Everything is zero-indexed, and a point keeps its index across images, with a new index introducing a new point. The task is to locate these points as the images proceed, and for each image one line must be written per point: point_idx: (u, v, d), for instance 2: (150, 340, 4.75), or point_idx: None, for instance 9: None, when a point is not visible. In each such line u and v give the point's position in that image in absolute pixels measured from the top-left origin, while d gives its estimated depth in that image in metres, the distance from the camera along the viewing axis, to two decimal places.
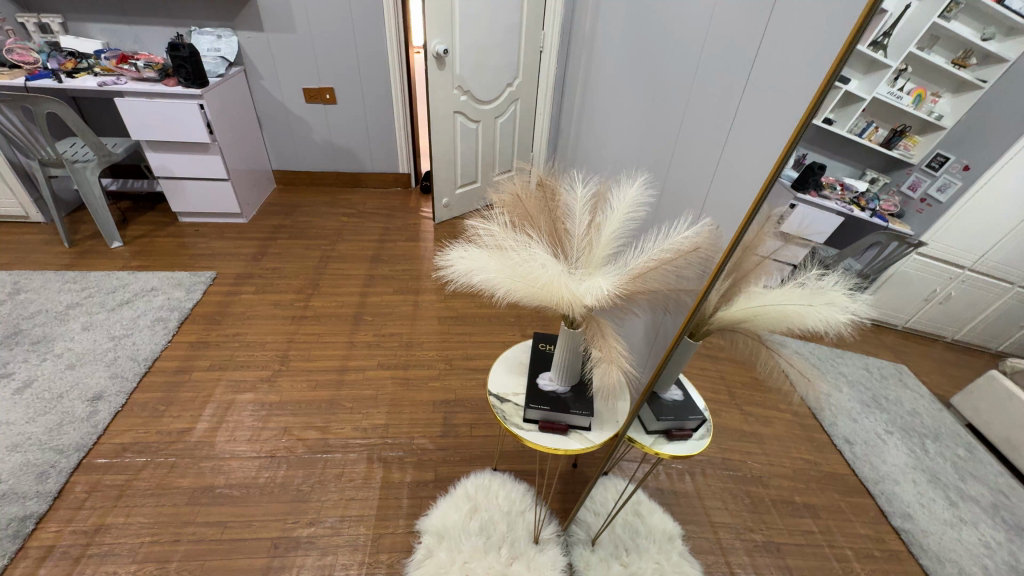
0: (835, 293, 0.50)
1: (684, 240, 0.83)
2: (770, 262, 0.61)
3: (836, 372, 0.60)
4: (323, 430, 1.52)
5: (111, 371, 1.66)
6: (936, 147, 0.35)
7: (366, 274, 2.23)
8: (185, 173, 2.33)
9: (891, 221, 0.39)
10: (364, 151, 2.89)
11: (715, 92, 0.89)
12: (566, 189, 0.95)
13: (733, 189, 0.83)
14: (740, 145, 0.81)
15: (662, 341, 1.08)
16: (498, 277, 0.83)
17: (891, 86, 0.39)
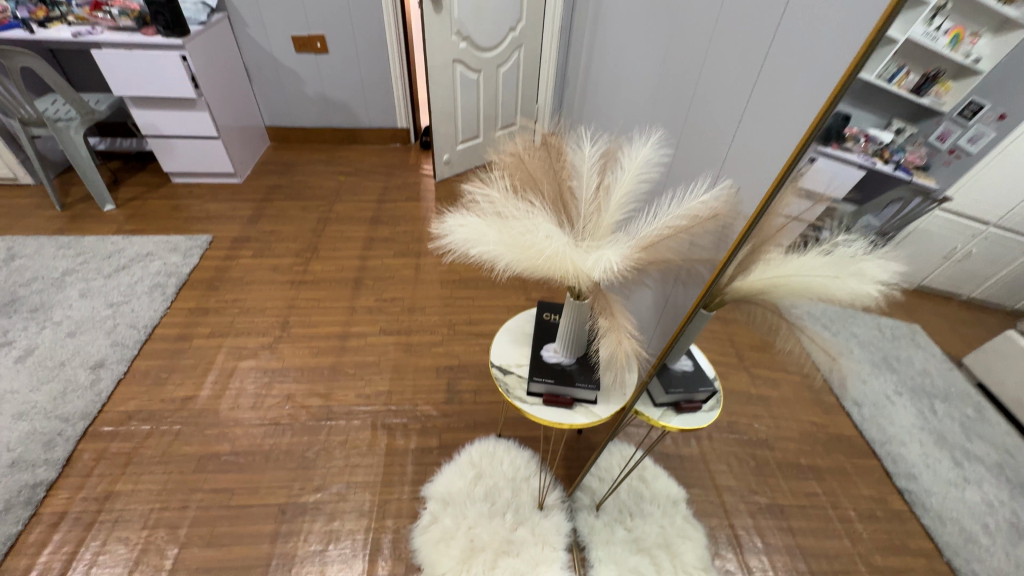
0: (858, 259, 0.45)
1: (703, 205, 0.76)
2: (791, 227, 0.55)
3: (848, 335, 0.54)
4: (326, 397, 1.51)
5: (111, 338, 1.64)
6: (973, 94, 0.31)
7: (366, 236, 2.17)
8: (172, 131, 2.23)
9: (916, 174, 0.36)
10: (360, 104, 2.75)
11: (741, 34, 0.78)
12: (572, 147, 0.86)
13: (756, 148, 0.75)
14: (768, 94, 0.72)
15: (674, 310, 1.02)
16: (498, 248, 0.77)
17: (926, 25, 0.34)
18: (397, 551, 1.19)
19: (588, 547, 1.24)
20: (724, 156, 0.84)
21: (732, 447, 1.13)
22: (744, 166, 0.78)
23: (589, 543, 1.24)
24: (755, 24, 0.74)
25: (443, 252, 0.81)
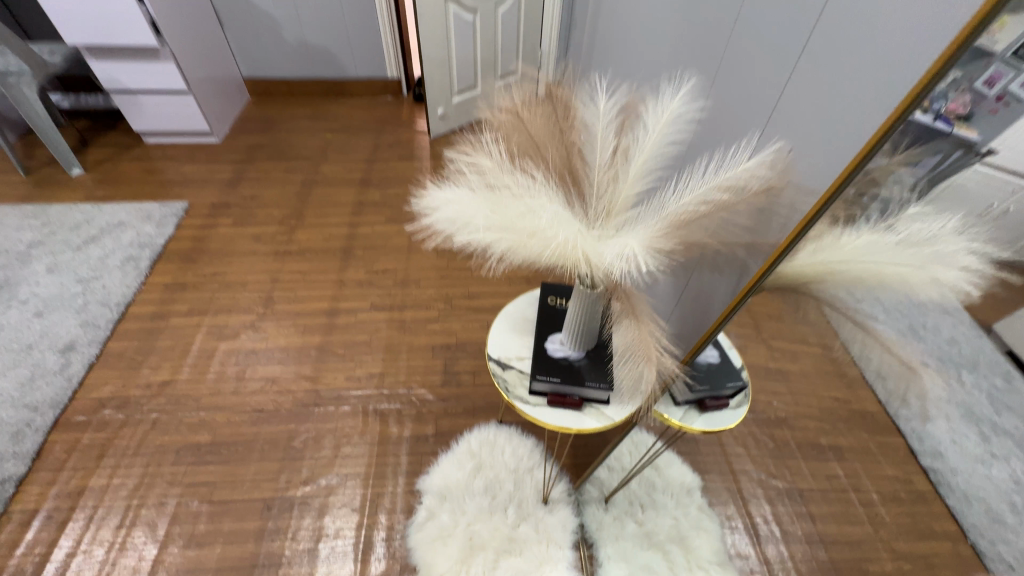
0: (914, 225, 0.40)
1: (748, 172, 0.59)
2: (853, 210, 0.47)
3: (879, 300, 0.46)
4: (314, 380, 1.40)
5: (82, 318, 1.52)
6: None
7: (355, 200, 2.00)
8: (137, 85, 2.02)
9: (957, 125, 0.34)
10: (345, 52, 2.49)
11: None
12: (582, 103, 0.69)
13: (819, 98, 0.57)
14: (840, 23, 0.53)
15: (709, 300, 0.87)
16: (489, 232, 0.62)
17: None
18: (390, 549, 1.11)
19: (596, 544, 1.15)
20: (775, 103, 0.66)
21: (755, 442, 1.02)
22: (803, 115, 0.60)
23: (598, 540, 1.15)
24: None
25: (421, 236, 0.66)
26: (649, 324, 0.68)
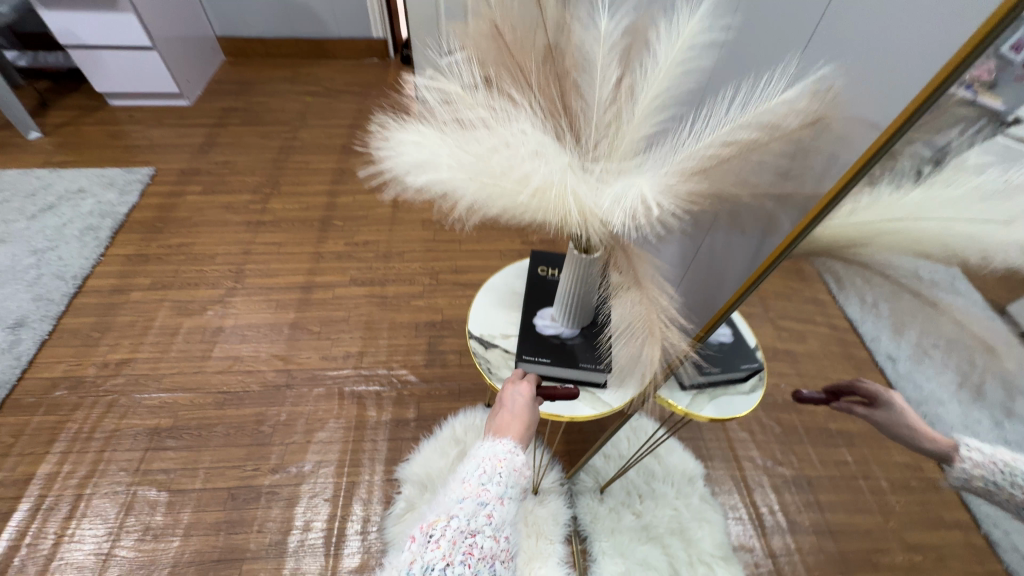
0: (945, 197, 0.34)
1: (794, 105, 0.46)
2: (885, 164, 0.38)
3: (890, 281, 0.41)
4: (286, 359, 1.29)
5: (35, 292, 1.40)
6: None
7: (336, 168, 1.86)
8: (95, 40, 1.84)
9: (980, 93, 0.31)
10: (326, 9, 2.32)
11: None
12: (579, 26, 0.56)
13: (888, 32, 0.44)
14: None
15: (738, 257, 0.72)
16: (458, 176, 0.51)
17: None
18: (365, 542, 1.02)
19: (590, 538, 1.06)
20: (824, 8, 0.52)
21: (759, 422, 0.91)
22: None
23: (592, 533, 1.06)
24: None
25: (376, 185, 0.55)
26: (655, 292, 0.57)
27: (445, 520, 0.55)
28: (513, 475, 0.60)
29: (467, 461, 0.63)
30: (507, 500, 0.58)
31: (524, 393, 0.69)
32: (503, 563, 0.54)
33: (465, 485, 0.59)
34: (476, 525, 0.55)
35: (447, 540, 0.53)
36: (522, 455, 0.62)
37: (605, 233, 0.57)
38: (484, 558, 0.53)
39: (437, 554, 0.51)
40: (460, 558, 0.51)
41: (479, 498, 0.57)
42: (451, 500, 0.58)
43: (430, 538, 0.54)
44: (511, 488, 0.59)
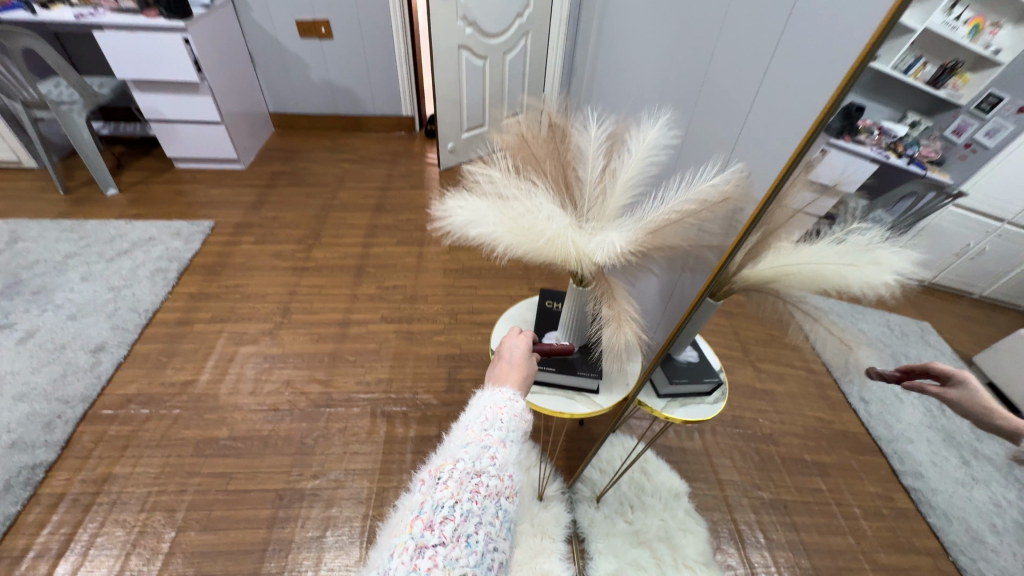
0: (879, 251, 0.48)
1: (713, 189, 0.72)
2: (803, 215, 0.56)
3: (856, 329, 0.56)
4: (326, 383, 1.50)
5: (113, 322, 1.64)
6: (989, 87, 0.34)
7: (369, 223, 2.15)
8: (174, 115, 2.19)
9: (931, 168, 0.40)
10: (364, 90, 2.73)
11: (756, 27, 0.75)
12: (578, 130, 0.83)
13: (773, 150, 0.71)
14: (780, 93, 0.70)
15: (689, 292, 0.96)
16: (497, 228, 0.76)
17: (944, 15, 0.36)
18: None
19: (587, 538, 1.23)
20: (740, 133, 0.80)
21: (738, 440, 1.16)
22: (773, 126, 0.71)
23: (589, 535, 1.23)
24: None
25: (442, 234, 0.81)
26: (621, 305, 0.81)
27: (451, 462, 0.51)
28: (513, 421, 0.59)
29: (467, 412, 0.61)
30: (510, 443, 0.56)
31: (521, 347, 0.77)
32: (509, 501, 0.51)
33: (468, 431, 0.56)
34: (481, 465, 0.52)
35: (455, 481, 0.49)
36: (521, 405, 0.63)
37: (594, 268, 0.81)
38: (492, 496, 0.49)
39: (446, 493, 0.48)
40: (468, 496, 0.48)
41: (483, 442, 0.55)
42: (454, 446, 0.55)
43: (436, 481, 0.50)
44: (513, 434, 0.58)
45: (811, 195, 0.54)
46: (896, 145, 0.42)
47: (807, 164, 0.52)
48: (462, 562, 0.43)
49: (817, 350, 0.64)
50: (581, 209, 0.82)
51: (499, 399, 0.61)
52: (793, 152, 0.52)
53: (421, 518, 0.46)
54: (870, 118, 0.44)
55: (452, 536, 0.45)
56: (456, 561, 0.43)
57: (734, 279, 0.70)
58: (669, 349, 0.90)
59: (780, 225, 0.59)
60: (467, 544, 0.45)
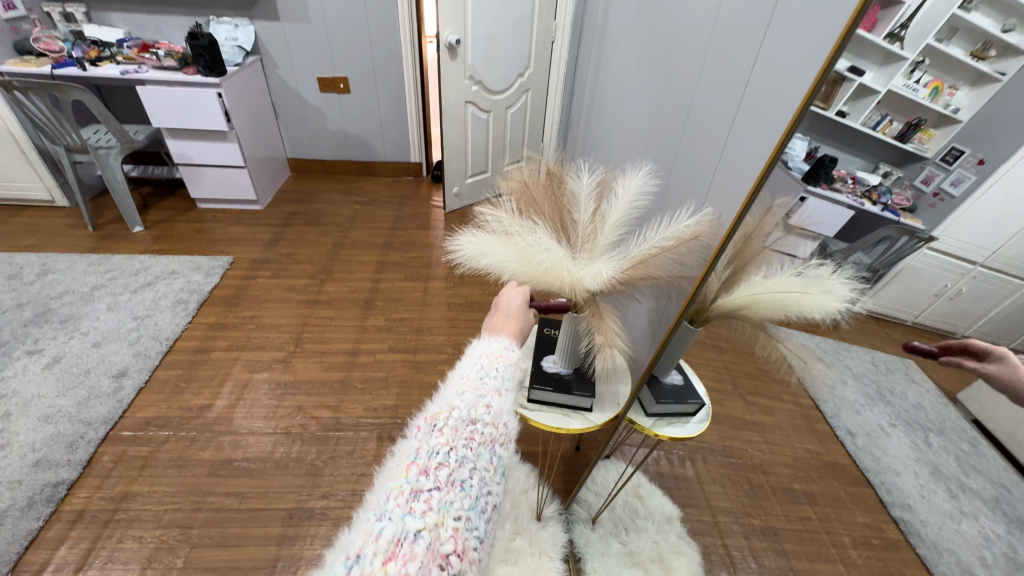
0: (832, 282, 0.52)
1: (686, 228, 0.85)
2: (769, 252, 0.61)
3: (842, 365, 0.61)
4: (336, 409, 1.58)
5: (135, 349, 1.74)
6: (953, 141, 0.38)
7: (378, 260, 2.29)
8: (201, 159, 2.37)
9: (903, 216, 0.42)
10: (376, 139, 2.94)
11: (719, 98, 0.91)
12: (572, 178, 0.97)
13: (733, 199, 0.85)
14: (736, 152, 0.84)
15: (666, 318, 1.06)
16: (503, 260, 0.88)
17: (906, 78, 0.39)
18: None
19: (583, 558, 1.28)
20: (709, 184, 0.94)
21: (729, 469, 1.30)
22: (731, 179, 0.86)
23: (585, 554, 1.29)
24: (739, 57, 0.84)
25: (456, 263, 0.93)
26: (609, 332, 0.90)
27: (446, 409, 0.43)
28: (509, 369, 0.51)
29: (460, 362, 0.52)
30: (507, 393, 0.48)
31: (517, 302, 0.86)
32: (509, 450, 0.43)
33: (461, 379, 0.48)
34: (476, 413, 0.43)
35: (449, 427, 0.41)
36: (518, 354, 0.55)
37: (587, 295, 0.93)
38: (488, 444, 0.41)
39: (441, 437, 0.39)
40: (465, 442, 0.40)
41: (478, 390, 0.46)
42: (447, 393, 0.46)
43: (431, 426, 0.41)
44: (509, 383, 0.50)
45: (780, 229, 0.57)
46: (871, 194, 0.44)
47: (765, 206, 0.58)
48: (458, 506, 0.35)
49: (797, 373, 0.69)
50: (575, 244, 0.95)
51: (495, 349, 0.53)
52: (748, 196, 0.59)
53: (415, 463, 0.38)
54: (844, 168, 0.47)
55: (447, 481, 0.37)
56: (452, 504, 0.35)
57: (711, 306, 0.80)
58: (653, 371, 1.00)
59: (749, 259, 0.65)
60: (464, 488, 0.37)
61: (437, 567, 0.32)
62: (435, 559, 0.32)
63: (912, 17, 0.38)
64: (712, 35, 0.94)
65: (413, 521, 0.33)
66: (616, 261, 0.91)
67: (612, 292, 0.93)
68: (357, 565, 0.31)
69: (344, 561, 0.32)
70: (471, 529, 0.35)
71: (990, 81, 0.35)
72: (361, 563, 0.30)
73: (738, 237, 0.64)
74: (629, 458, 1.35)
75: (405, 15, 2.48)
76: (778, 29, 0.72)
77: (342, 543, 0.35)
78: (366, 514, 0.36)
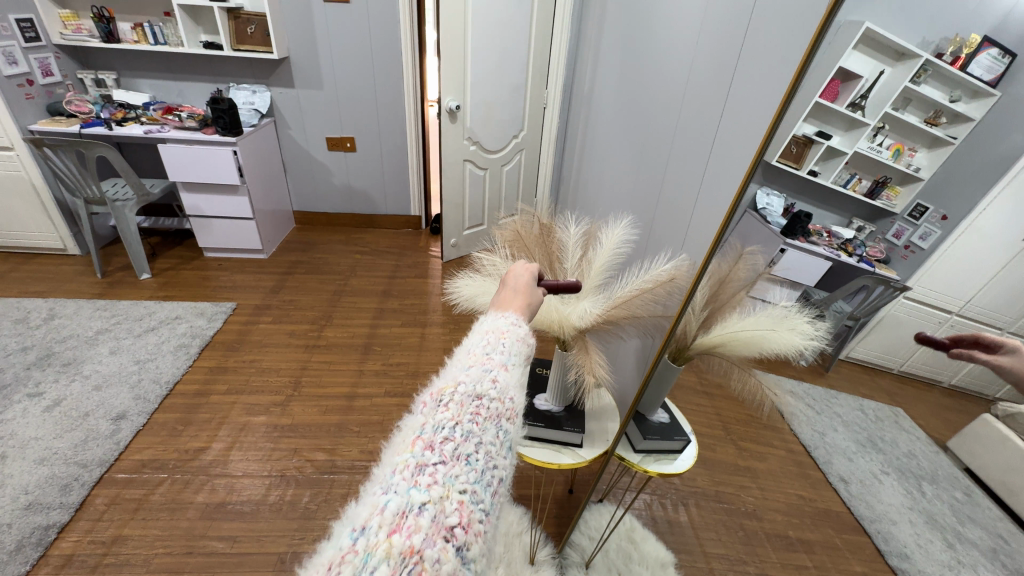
0: (800, 322, 0.57)
1: (663, 272, 0.94)
2: (747, 299, 0.67)
3: (832, 415, 0.61)
4: (331, 452, 1.60)
5: (135, 393, 1.77)
6: (917, 198, 0.41)
7: (376, 307, 2.37)
8: (212, 211, 2.50)
9: (878, 266, 0.44)
10: (379, 194, 3.11)
11: (689, 160, 1.04)
12: (561, 229, 1.07)
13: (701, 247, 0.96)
14: (705, 207, 0.96)
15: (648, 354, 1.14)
16: None
17: (870, 142, 0.43)
18: None
19: None
20: (684, 235, 1.04)
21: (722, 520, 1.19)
22: (700, 230, 0.97)
23: None
24: (705, 126, 0.98)
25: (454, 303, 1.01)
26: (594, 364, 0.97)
27: (452, 385, 0.49)
28: (516, 345, 0.58)
29: (469, 337, 0.59)
30: (512, 367, 0.54)
31: (525, 279, 0.79)
32: (511, 424, 0.49)
33: (470, 355, 0.54)
34: (482, 389, 0.49)
35: (456, 404, 0.46)
36: (524, 330, 0.62)
37: (575, 333, 1.02)
38: (493, 418, 0.47)
39: (447, 415, 0.45)
40: (469, 418, 0.45)
41: (484, 365, 0.52)
42: (455, 369, 0.52)
43: (437, 403, 0.47)
44: (515, 358, 0.56)
45: (752, 274, 0.63)
46: (846, 246, 0.47)
47: (736, 254, 0.66)
48: (462, 479, 0.41)
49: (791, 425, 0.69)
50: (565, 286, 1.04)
51: (502, 325, 0.60)
52: (715, 243, 0.70)
53: (422, 438, 0.43)
54: (819, 223, 0.49)
55: (452, 455, 0.42)
56: (457, 478, 0.41)
57: (692, 344, 0.87)
58: (638, 408, 1.05)
59: (725, 302, 0.73)
60: (468, 462, 0.42)
61: (441, 537, 0.37)
62: (439, 530, 0.37)
63: (871, 89, 0.43)
64: (681, 109, 1.10)
65: (418, 494, 0.38)
66: (600, 300, 1.01)
67: (599, 330, 1.01)
68: (365, 535, 0.36)
69: (353, 531, 0.37)
70: (475, 501, 0.40)
71: (943, 144, 0.38)
72: (368, 535, 0.35)
73: (709, 279, 0.75)
74: (617, 500, 1.35)
75: (410, 82, 2.72)
76: (735, 107, 0.87)
77: (352, 515, 0.40)
78: (375, 486, 0.41)
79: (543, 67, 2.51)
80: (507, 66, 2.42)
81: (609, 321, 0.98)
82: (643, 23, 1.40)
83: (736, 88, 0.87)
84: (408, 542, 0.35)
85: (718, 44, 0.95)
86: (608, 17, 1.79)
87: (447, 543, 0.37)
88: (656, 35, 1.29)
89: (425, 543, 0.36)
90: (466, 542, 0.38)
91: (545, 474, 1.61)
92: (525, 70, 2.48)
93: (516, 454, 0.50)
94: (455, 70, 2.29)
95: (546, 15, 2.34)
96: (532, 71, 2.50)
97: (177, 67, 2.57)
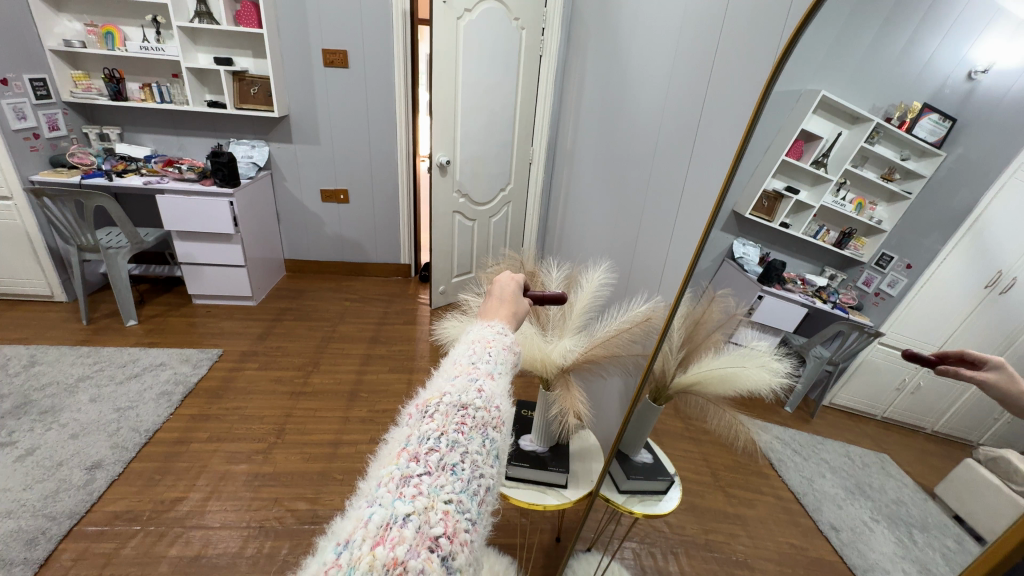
0: (762, 356, 0.62)
1: (640, 312, 1.00)
2: (723, 341, 0.71)
3: (819, 459, 0.55)
4: (313, 502, 1.57)
5: (113, 441, 1.73)
6: (882, 247, 0.43)
7: (364, 354, 2.38)
8: (204, 259, 2.54)
9: (852, 312, 0.45)
10: (370, 242, 3.19)
11: (660, 210, 1.13)
12: (544, 273, 1.14)
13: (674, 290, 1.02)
14: (677, 252, 1.03)
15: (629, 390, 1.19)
16: None
17: (834, 196, 0.48)
18: None
19: None
20: (659, 279, 1.11)
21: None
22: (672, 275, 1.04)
23: None
24: (673, 180, 1.08)
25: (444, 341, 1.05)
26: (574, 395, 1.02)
27: (438, 397, 0.53)
28: (502, 354, 0.62)
29: (457, 347, 0.64)
30: (497, 375, 0.58)
31: (511, 288, 0.84)
32: (497, 431, 0.52)
33: (457, 366, 0.59)
34: (467, 399, 0.53)
35: (441, 415, 0.50)
36: (509, 339, 0.67)
37: (558, 370, 1.05)
38: (479, 427, 0.50)
39: (432, 426, 0.48)
40: (455, 428, 0.49)
41: (470, 375, 0.56)
42: (442, 381, 0.56)
43: (424, 414, 0.51)
44: (500, 366, 0.61)
45: (725, 315, 0.69)
46: (822, 293, 0.50)
47: (709, 296, 0.73)
48: (448, 488, 0.44)
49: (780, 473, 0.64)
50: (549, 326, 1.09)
51: (488, 335, 0.65)
52: (684, 283, 0.78)
53: (408, 451, 0.46)
54: (794, 271, 0.54)
55: (437, 466, 0.45)
56: (442, 488, 0.44)
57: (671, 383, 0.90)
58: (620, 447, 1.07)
59: (700, 342, 0.79)
60: (453, 472, 0.45)
61: (426, 547, 0.39)
62: (423, 540, 0.40)
63: (831, 148, 0.49)
64: (651, 167, 1.20)
65: (403, 505, 0.41)
66: (580, 339, 1.06)
67: (581, 369, 1.05)
68: (349, 549, 0.38)
69: (338, 545, 0.39)
70: (460, 510, 0.43)
71: (900, 199, 0.41)
72: (352, 548, 0.38)
73: (681, 320, 0.82)
74: (602, 546, 1.30)
75: (402, 139, 2.87)
76: (698, 165, 0.97)
77: (340, 529, 0.42)
78: (361, 501, 0.44)
79: (529, 129, 2.69)
80: (495, 124, 2.58)
81: (591, 359, 1.03)
82: (616, 93, 1.56)
83: (698, 149, 0.97)
84: (392, 553, 0.38)
85: (681, 112, 1.07)
86: (586, 86, 1.97)
87: (432, 553, 0.39)
88: (626, 106, 1.44)
89: (410, 553, 0.38)
90: (451, 552, 0.40)
91: (531, 521, 1.58)
92: (512, 129, 2.66)
93: (503, 461, 0.53)
94: (445, 128, 2.44)
95: (530, 83, 2.55)
96: (518, 131, 2.67)
97: (182, 123, 2.71)
